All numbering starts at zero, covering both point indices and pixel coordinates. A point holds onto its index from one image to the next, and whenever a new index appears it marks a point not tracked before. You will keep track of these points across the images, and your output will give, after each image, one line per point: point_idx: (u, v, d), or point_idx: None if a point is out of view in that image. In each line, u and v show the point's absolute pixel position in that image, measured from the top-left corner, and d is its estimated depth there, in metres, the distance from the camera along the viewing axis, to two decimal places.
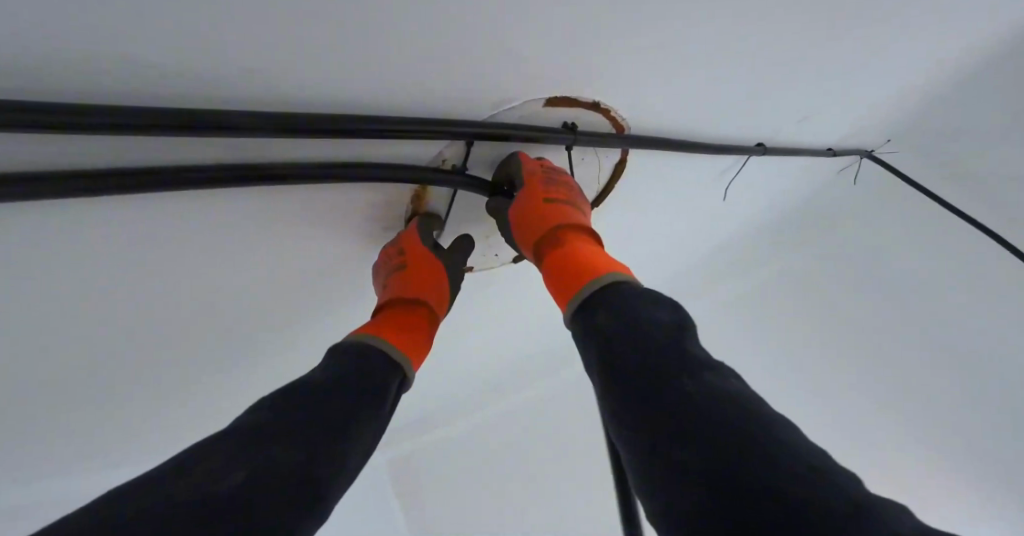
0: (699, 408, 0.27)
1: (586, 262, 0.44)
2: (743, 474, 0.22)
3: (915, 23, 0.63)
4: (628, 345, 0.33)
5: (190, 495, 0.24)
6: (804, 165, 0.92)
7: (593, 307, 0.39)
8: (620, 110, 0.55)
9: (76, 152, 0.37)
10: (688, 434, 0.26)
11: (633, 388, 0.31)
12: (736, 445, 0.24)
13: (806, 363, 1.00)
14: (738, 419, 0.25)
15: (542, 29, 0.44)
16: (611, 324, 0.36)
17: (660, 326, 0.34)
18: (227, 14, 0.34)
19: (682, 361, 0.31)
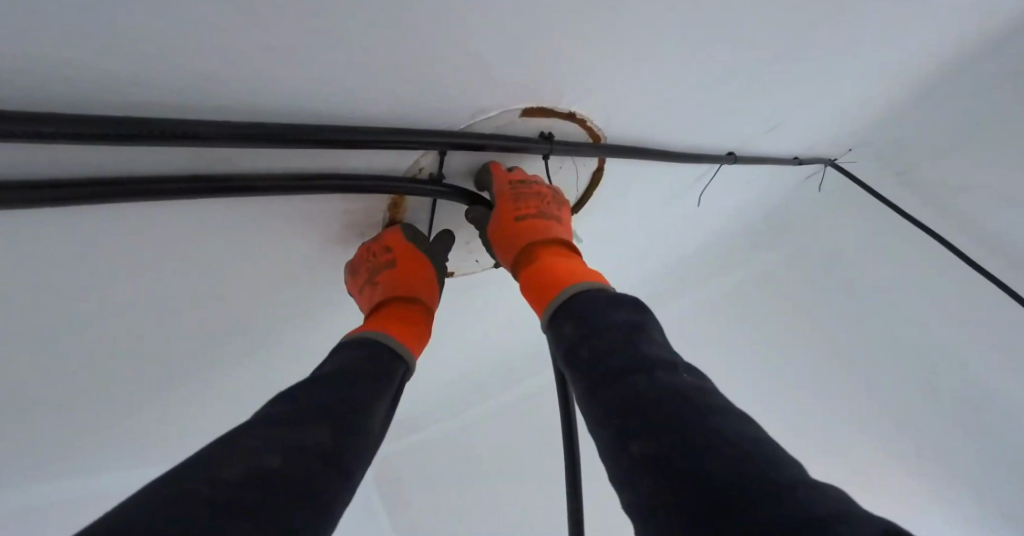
0: (658, 408, 0.28)
1: (558, 275, 0.45)
2: (693, 469, 0.24)
3: (873, 39, 0.67)
4: (594, 351, 0.35)
5: (246, 473, 0.24)
6: (772, 171, 0.98)
7: (562, 317, 0.41)
8: (595, 120, 0.56)
9: (31, 160, 0.35)
10: (648, 434, 0.27)
11: (598, 391, 0.32)
12: (691, 442, 0.25)
13: (776, 357, 1.06)
14: (691, 416, 0.27)
15: (516, 40, 0.44)
16: (578, 332, 0.38)
17: (623, 329, 0.35)
18: (191, 20, 0.33)
19: (643, 361, 0.32)
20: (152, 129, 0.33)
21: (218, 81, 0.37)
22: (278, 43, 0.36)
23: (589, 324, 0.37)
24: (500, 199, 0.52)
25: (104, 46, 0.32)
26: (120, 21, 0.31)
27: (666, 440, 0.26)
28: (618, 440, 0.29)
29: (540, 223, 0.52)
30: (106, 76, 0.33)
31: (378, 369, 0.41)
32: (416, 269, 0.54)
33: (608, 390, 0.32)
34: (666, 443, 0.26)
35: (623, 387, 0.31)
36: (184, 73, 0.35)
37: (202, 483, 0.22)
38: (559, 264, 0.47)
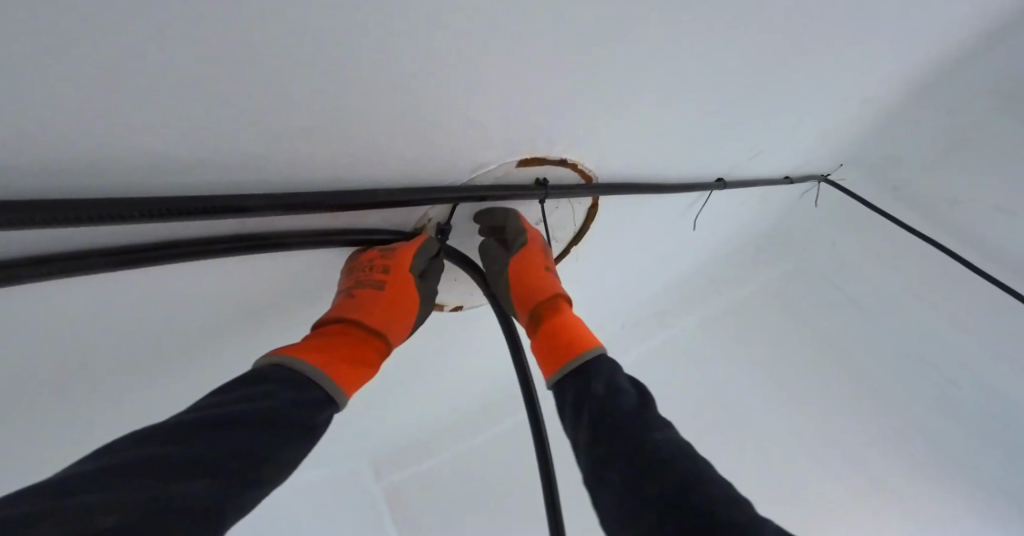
0: (646, 459, 0.38)
1: (555, 339, 0.53)
2: (690, 495, 0.34)
3: (847, 68, 0.72)
4: (606, 413, 0.43)
5: (73, 515, 0.23)
6: (766, 190, 1.02)
7: (584, 376, 0.49)
8: (586, 162, 0.61)
9: (97, 234, 0.38)
10: (642, 477, 0.37)
11: (599, 447, 0.42)
12: (675, 484, 0.35)
13: (780, 369, 1.10)
14: (680, 460, 0.37)
15: (514, 100, 0.49)
16: (582, 395, 0.47)
17: (615, 393, 0.45)
18: (229, 111, 0.36)
19: (641, 419, 0.42)
20: (209, 206, 0.36)
21: (255, 159, 0.40)
22: (306, 125, 0.40)
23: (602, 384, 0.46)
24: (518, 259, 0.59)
25: (155, 142, 0.35)
26: (170, 121, 0.34)
27: (667, 479, 0.36)
28: (628, 483, 0.38)
29: (552, 281, 0.59)
30: (156, 167, 0.36)
31: (289, 409, 0.38)
32: (389, 302, 0.52)
33: (619, 443, 0.41)
34: (669, 476, 0.36)
35: (631, 441, 0.40)
36: (223, 158, 0.39)
37: (5, 515, 0.21)
38: (565, 323, 0.55)
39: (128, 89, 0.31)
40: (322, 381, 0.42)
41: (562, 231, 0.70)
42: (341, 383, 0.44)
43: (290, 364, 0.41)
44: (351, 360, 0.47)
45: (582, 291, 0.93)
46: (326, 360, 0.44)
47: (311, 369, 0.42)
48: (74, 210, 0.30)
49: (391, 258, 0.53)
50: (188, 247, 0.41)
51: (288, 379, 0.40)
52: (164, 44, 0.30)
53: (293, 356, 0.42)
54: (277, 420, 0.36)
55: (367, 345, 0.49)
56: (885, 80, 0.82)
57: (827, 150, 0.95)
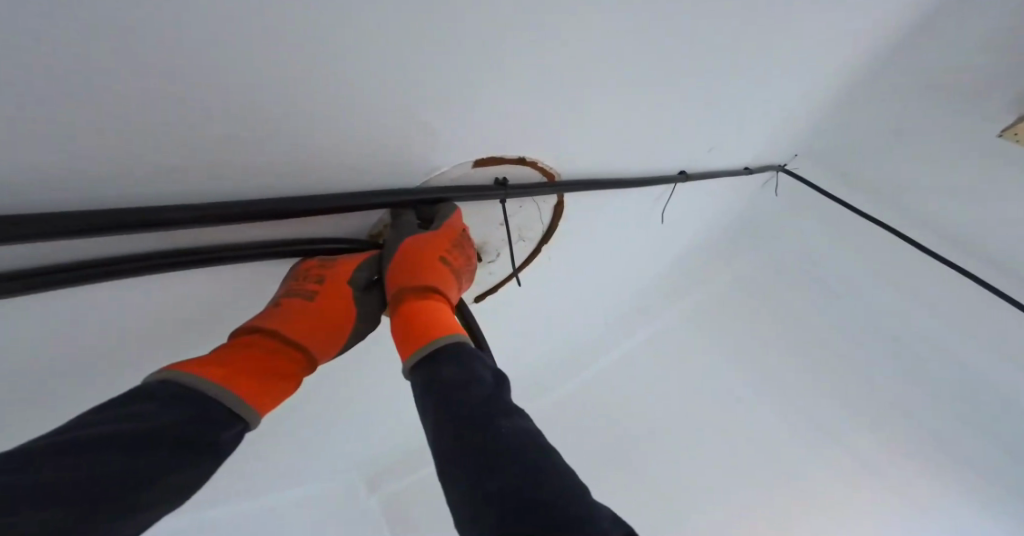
0: (500, 449, 0.35)
1: (426, 324, 0.46)
2: (535, 496, 0.31)
3: (795, 58, 0.74)
4: (455, 407, 0.38)
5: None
6: (731, 183, 1.04)
7: (436, 364, 0.42)
8: (546, 160, 0.61)
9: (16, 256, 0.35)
10: (494, 470, 0.33)
11: (453, 439, 0.36)
12: (526, 479, 0.32)
13: (759, 357, 1.12)
14: (534, 459, 0.34)
15: (466, 101, 0.49)
16: (442, 381, 0.41)
17: (478, 383, 0.41)
18: (170, 120, 0.35)
19: (499, 415, 0.38)
20: (146, 220, 0.35)
21: (201, 169, 0.39)
22: (252, 136, 0.40)
23: (462, 374, 0.41)
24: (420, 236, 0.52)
25: (90, 163, 0.34)
26: (107, 140, 0.34)
27: (513, 476, 0.32)
28: (473, 482, 0.33)
29: (446, 270, 0.53)
30: (91, 187, 0.35)
31: (188, 426, 0.33)
32: (325, 311, 0.47)
33: (469, 440, 0.36)
34: (515, 474, 0.33)
35: (481, 439, 0.36)
36: (165, 176, 0.38)
37: None
38: (439, 312, 0.48)
39: (61, 111, 0.31)
40: (229, 400, 0.36)
41: (530, 231, 0.70)
42: (252, 400, 0.38)
43: (184, 379, 0.35)
44: (263, 374, 0.40)
45: (561, 291, 0.94)
46: (236, 374, 0.38)
47: (214, 385, 0.36)
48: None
49: (329, 268, 0.50)
50: (111, 263, 0.38)
51: (180, 393, 0.34)
52: (95, 61, 0.30)
53: (193, 372, 0.36)
54: (181, 437, 0.32)
55: (291, 361, 0.44)
56: (831, 71, 0.85)
57: (783, 140, 0.98)
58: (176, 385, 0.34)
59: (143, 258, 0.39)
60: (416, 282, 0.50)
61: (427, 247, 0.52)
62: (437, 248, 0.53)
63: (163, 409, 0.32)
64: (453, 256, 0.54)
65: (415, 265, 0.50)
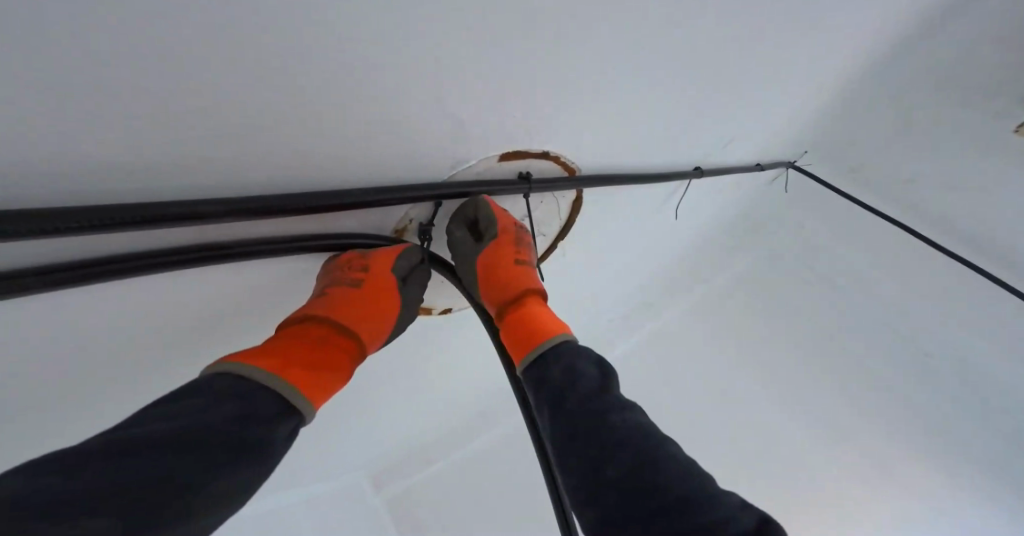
0: (625, 440, 0.37)
1: (531, 324, 0.51)
2: (654, 484, 0.34)
3: (810, 53, 0.74)
4: (569, 403, 0.42)
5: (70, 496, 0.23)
6: (740, 179, 1.04)
7: (543, 363, 0.47)
8: (567, 155, 0.61)
9: (41, 250, 0.35)
10: (620, 460, 0.36)
11: (576, 432, 0.40)
12: (654, 468, 0.35)
13: (768, 353, 1.12)
14: (648, 446, 0.37)
15: (492, 94, 0.49)
16: (559, 378, 0.44)
17: (589, 378, 0.44)
18: (199, 109, 0.35)
19: (614, 409, 0.41)
20: (168, 214, 0.35)
21: (227, 160, 0.39)
22: (283, 128, 0.40)
23: (566, 373, 0.44)
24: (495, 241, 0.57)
25: (122, 153, 0.34)
26: (139, 129, 0.34)
27: (634, 463, 0.35)
28: (595, 472, 0.37)
29: (522, 272, 0.57)
30: (120, 176, 0.35)
31: (261, 416, 0.35)
32: (363, 306, 0.50)
33: (587, 433, 0.39)
34: (634, 461, 0.36)
35: (594, 431, 0.39)
36: (193, 167, 0.37)
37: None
38: (535, 313, 0.53)
39: (98, 98, 0.31)
40: (289, 393, 0.38)
41: (548, 226, 0.70)
42: (304, 390, 0.40)
43: (245, 370, 0.37)
44: (318, 367, 0.43)
45: (573, 286, 0.94)
46: (293, 368, 0.40)
47: (267, 376, 0.38)
48: (16, 224, 0.28)
49: (369, 258, 0.52)
50: (137, 259, 0.38)
51: (249, 385, 0.37)
52: (132, 49, 0.30)
53: (250, 364, 0.38)
54: (232, 428, 0.33)
55: (336, 352, 0.46)
56: (843, 66, 0.85)
57: (793, 136, 0.98)
58: (241, 377, 0.37)
59: (169, 254, 0.40)
60: (507, 287, 0.56)
61: (494, 260, 0.56)
62: (506, 256, 0.57)
63: (236, 403, 0.34)
64: (521, 253, 0.59)
65: (500, 271, 0.56)
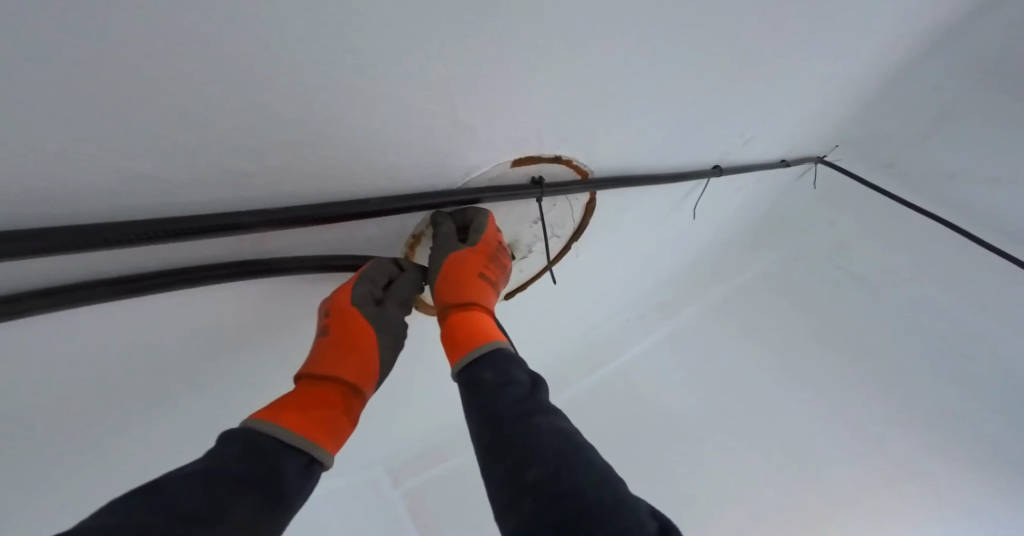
0: (539, 444, 0.40)
1: (474, 333, 0.52)
2: (565, 488, 0.36)
3: (835, 48, 0.72)
4: (496, 409, 0.44)
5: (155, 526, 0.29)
6: (763, 176, 1.03)
7: (477, 369, 0.49)
8: (580, 158, 0.61)
9: (103, 265, 0.38)
10: (534, 461, 0.39)
11: (499, 434, 0.42)
12: (564, 471, 0.38)
13: (789, 352, 1.11)
14: (568, 452, 0.39)
15: (506, 101, 0.49)
16: (489, 383, 0.47)
17: (519, 385, 0.46)
18: (219, 128, 0.36)
19: (539, 415, 0.44)
20: (206, 225, 0.37)
21: (248, 176, 0.40)
22: (297, 142, 0.40)
23: (501, 378, 0.47)
24: (471, 251, 0.55)
25: (149, 170, 0.35)
26: (164, 149, 0.35)
27: (550, 467, 0.38)
28: (512, 474, 0.40)
29: (484, 281, 0.56)
30: (154, 192, 0.36)
31: (283, 470, 0.39)
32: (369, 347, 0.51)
33: (510, 437, 0.42)
34: (550, 466, 0.38)
35: (523, 438, 0.41)
36: (222, 183, 0.39)
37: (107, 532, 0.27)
38: (483, 325, 0.54)
39: (111, 119, 0.32)
40: (307, 445, 0.42)
41: (561, 229, 0.70)
42: (326, 444, 0.44)
43: (278, 431, 0.41)
44: (333, 417, 0.46)
45: (587, 286, 0.94)
46: (306, 421, 0.43)
47: (300, 437, 0.42)
48: (81, 238, 0.31)
49: (339, 304, 0.50)
50: (193, 273, 0.42)
51: (272, 447, 0.40)
52: (142, 71, 0.31)
53: (274, 424, 0.41)
54: (260, 490, 0.36)
55: (350, 400, 0.49)
56: (873, 59, 0.82)
57: (819, 132, 0.96)
58: (263, 440, 0.40)
59: (223, 268, 0.43)
60: (462, 297, 0.54)
61: (469, 265, 0.55)
62: (478, 266, 0.55)
63: (259, 457, 0.38)
64: (490, 270, 0.57)
65: (463, 279, 0.54)
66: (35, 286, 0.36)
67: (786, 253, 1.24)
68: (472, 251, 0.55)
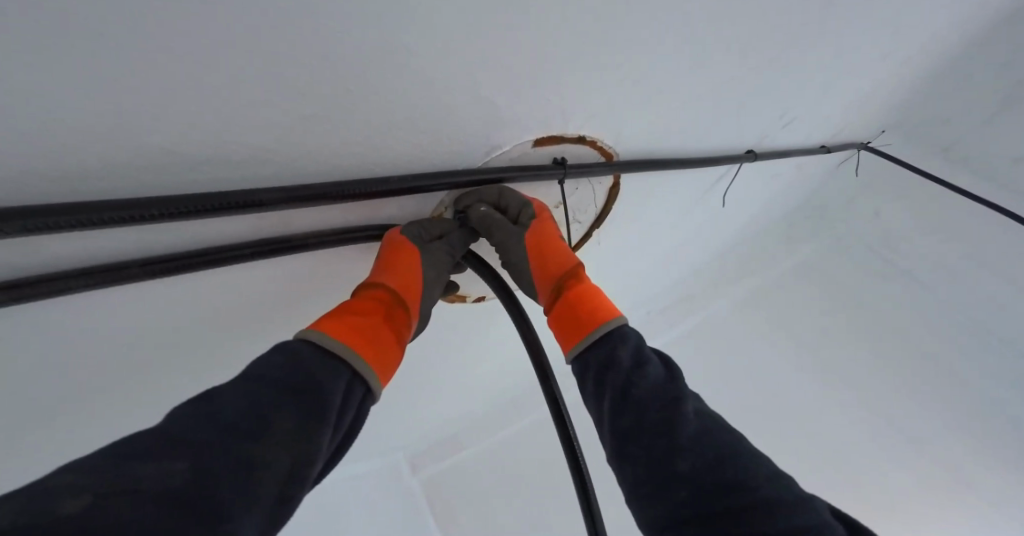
0: (694, 430, 0.38)
1: (592, 303, 0.51)
2: (729, 480, 0.34)
3: (888, 26, 0.67)
4: (635, 395, 0.42)
5: (188, 444, 0.29)
6: (803, 162, 0.97)
7: (607, 346, 0.47)
8: (605, 140, 0.58)
9: (134, 243, 0.38)
10: (683, 448, 0.37)
11: (646, 418, 0.40)
12: (720, 460, 0.36)
13: (823, 348, 1.06)
14: (729, 446, 0.37)
15: (531, 80, 0.47)
16: (621, 361, 0.45)
17: (659, 366, 0.44)
18: (237, 106, 0.35)
19: (681, 399, 0.41)
20: (228, 202, 0.36)
21: (266, 153, 0.39)
22: (314, 118, 0.39)
23: (632, 360, 0.45)
24: (542, 223, 0.57)
25: (168, 144, 0.34)
26: (173, 128, 0.34)
27: (709, 457, 0.36)
28: (660, 460, 0.38)
29: (576, 256, 0.57)
30: (173, 166, 0.35)
31: (323, 388, 0.37)
32: (417, 274, 0.51)
33: (654, 418, 0.40)
34: (707, 458, 0.36)
35: (671, 421, 0.39)
36: (236, 161, 0.38)
37: (141, 446, 0.27)
38: (597, 294, 0.53)
39: (114, 96, 0.30)
40: (359, 365, 0.41)
41: (583, 213, 0.68)
42: (375, 368, 0.43)
43: (328, 343, 0.40)
44: (382, 338, 0.45)
45: (610, 275, 0.91)
46: (356, 336, 0.43)
47: (344, 349, 0.41)
48: (113, 212, 0.31)
49: (390, 236, 0.51)
50: (219, 252, 0.41)
51: (320, 357, 0.39)
52: (146, 46, 0.29)
53: (326, 334, 0.41)
54: (301, 402, 0.35)
55: (398, 328, 0.49)
56: (936, 35, 0.76)
57: (866, 117, 0.90)
58: (312, 351, 0.39)
59: (248, 247, 0.42)
60: (566, 266, 0.55)
61: (551, 236, 0.56)
62: (555, 234, 0.57)
63: (309, 370, 0.37)
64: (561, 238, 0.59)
65: (553, 248, 0.55)
66: (68, 264, 0.36)
67: (823, 245, 1.18)
68: (545, 224, 0.57)
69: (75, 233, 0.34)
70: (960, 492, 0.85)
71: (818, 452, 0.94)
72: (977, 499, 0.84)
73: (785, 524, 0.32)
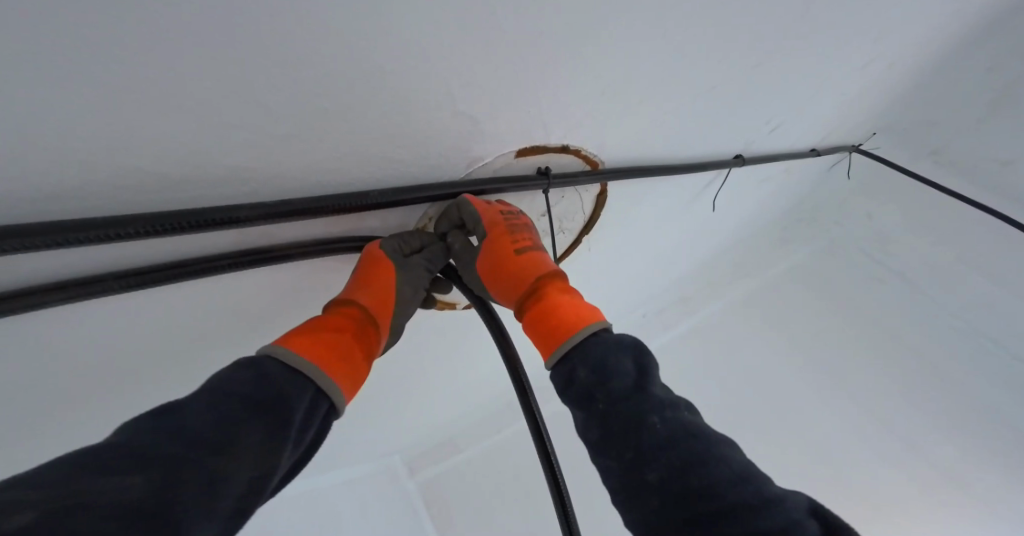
0: (664, 437, 0.38)
1: (564, 311, 0.50)
2: (695, 487, 0.34)
3: (873, 31, 0.67)
4: (606, 403, 0.42)
5: (148, 458, 0.29)
6: (795, 164, 0.98)
7: (579, 358, 0.46)
8: (590, 148, 0.59)
9: (108, 256, 0.38)
10: (650, 456, 0.37)
11: (613, 426, 0.41)
12: (686, 467, 0.35)
13: (817, 350, 1.06)
14: (700, 450, 0.36)
15: (513, 92, 0.47)
16: (596, 368, 0.44)
17: (628, 368, 0.43)
18: (215, 124, 0.35)
19: (655, 408, 0.40)
20: (204, 219, 0.36)
21: (245, 168, 0.39)
22: (292, 133, 0.39)
23: (605, 369, 0.44)
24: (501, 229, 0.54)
25: (144, 160, 0.34)
26: (161, 142, 0.34)
27: (676, 462, 0.36)
28: (632, 469, 0.38)
29: (543, 258, 0.55)
30: (151, 181, 0.36)
31: (279, 403, 0.37)
32: (392, 290, 0.52)
33: (625, 429, 0.40)
34: (675, 464, 0.36)
35: (639, 430, 0.39)
36: (216, 176, 0.38)
37: (96, 460, 0.27)
38: (569, 302, 0.51)
39: (99, 114, 0.31)
40: (322, 383, 0.42)
41: (570, 221, 0.68)
42: (339, 386, 0.43)
43: (292, 361, 0.41)
44: (349, 353, 0.46)
45: (601, 281, 0.91)
46: (320, 354, 0.43)
47: (311, 367, 0.41)
48: (88, 232, 0.31)
49: (368, 249, 0.52)
50: (194, 264, 0.41)
51: (284, 375, 0.39)
52: (120, 67, 0.29)
53: (292, 352, 0.41)
54: (262, 417, 0.36)
55: (371, 343, 0.50)
56: (925, 38, 0.77)
57: (857, 120, 0.91)
58: (277, 369, 0.39)
59: (226, 258, 0.42)
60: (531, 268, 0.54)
61: (514, 240, 0.54)
62: (518, 238, 0.55)
63: (269, 386, 0.38)
64: (525, 238, 0.56)
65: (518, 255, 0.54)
66: (45, 277, 0.37)
67: (817, 247, 1.19)
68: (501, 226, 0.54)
69: (51, 248, 0.35)
70: (952, 493, 0.85)
71: (811, 454, 0.95)
72: (969, 499, 0.83)
73: (748, 527, 0.31)
